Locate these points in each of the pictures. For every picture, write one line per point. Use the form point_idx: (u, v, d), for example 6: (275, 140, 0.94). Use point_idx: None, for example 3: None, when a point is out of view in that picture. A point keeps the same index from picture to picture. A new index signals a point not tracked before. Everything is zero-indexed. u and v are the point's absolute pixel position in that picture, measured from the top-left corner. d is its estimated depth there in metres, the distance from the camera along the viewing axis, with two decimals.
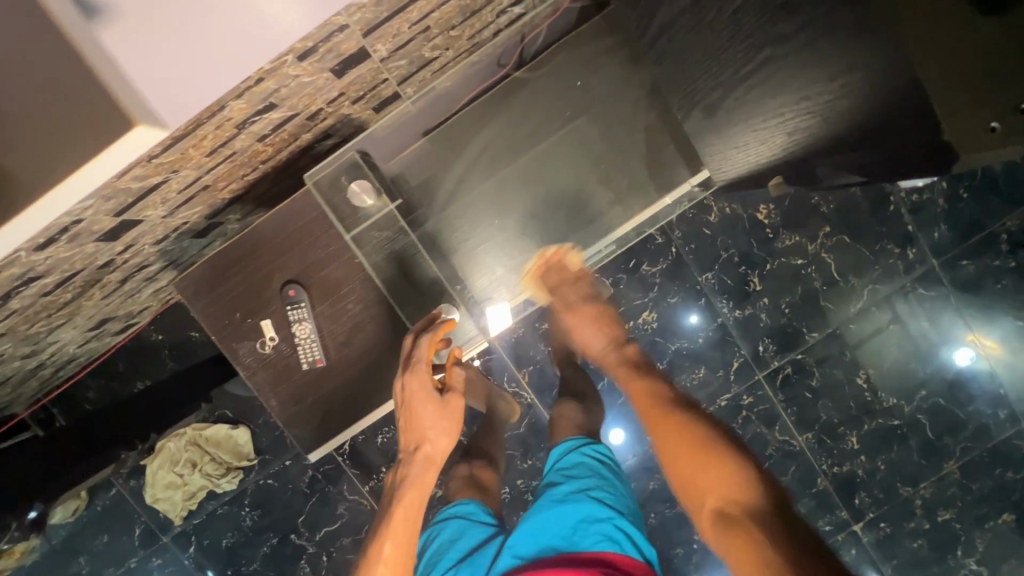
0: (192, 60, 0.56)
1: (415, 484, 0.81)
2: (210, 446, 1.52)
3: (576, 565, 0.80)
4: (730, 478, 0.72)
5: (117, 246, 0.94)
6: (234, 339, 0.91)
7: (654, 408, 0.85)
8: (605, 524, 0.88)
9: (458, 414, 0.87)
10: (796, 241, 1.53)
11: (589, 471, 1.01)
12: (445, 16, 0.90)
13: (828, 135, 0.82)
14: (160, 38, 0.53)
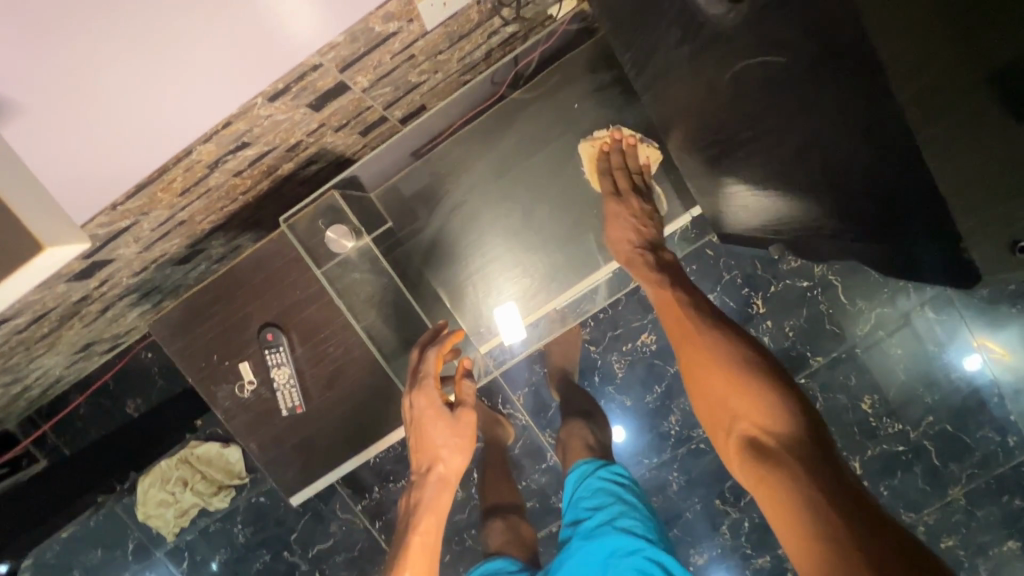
0: (104, 153, 0.64)
1: (431, 509, 0.77)
2: (201, 464, 1.50)
3: None
4: (763, 404, 0.70)
5: (91, 283, 0.90)
6: (212, 383, 0.88)
7: (689, 329, 0.83)
8: (636, 556, 0.85)
9: (472, 426, 0.83)
10: (802, 263, 1.47)
11: (617, 496, 0.95)
12: (430, 44, 0.84)
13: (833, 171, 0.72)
14: (78, 131, 0.60)
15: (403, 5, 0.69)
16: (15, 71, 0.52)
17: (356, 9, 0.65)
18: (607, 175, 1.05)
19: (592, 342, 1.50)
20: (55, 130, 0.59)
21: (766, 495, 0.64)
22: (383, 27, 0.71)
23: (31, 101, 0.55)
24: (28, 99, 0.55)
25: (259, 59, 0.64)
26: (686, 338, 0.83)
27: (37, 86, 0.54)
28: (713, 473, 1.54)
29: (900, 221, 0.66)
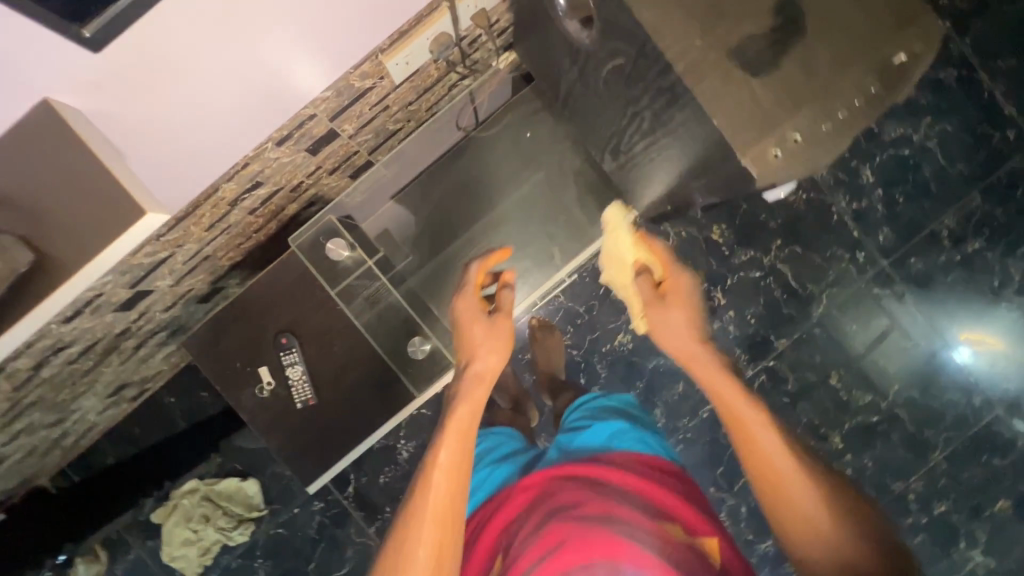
0: (189, 166, 0.81)
1: (468, 398, 0.81)
2: (222, 499, 1.59)
3: (638, 470, 0.83)
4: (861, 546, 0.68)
5: (132, 315, 1.07)
6: (237, 387, 1.03)
7: (775, 451, 0.74)
8: (642, 434, 0.92)
9: (508, 331, 0.91)
10: (751, 256, 1.64)
11: (621, 401, 1.02)
12: (401, 96, 1.06)
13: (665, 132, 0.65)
14: (172, 152, 0.77)
15: (375, 66, 0.90)
16: (127, 119, 0.68)
17: (343, 64, 0.85)
18: (672, 273, 0.97)
19: (574, 347, 1.64)
20: (151, 155, 0.75)
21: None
22: (361, 83, 0.92)
23: (131, 142, 0.71)
24: (133, 137, 0.71)
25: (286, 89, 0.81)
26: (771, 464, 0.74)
27: (140, 127, 0.70)
28: (702, 461, 1.64)
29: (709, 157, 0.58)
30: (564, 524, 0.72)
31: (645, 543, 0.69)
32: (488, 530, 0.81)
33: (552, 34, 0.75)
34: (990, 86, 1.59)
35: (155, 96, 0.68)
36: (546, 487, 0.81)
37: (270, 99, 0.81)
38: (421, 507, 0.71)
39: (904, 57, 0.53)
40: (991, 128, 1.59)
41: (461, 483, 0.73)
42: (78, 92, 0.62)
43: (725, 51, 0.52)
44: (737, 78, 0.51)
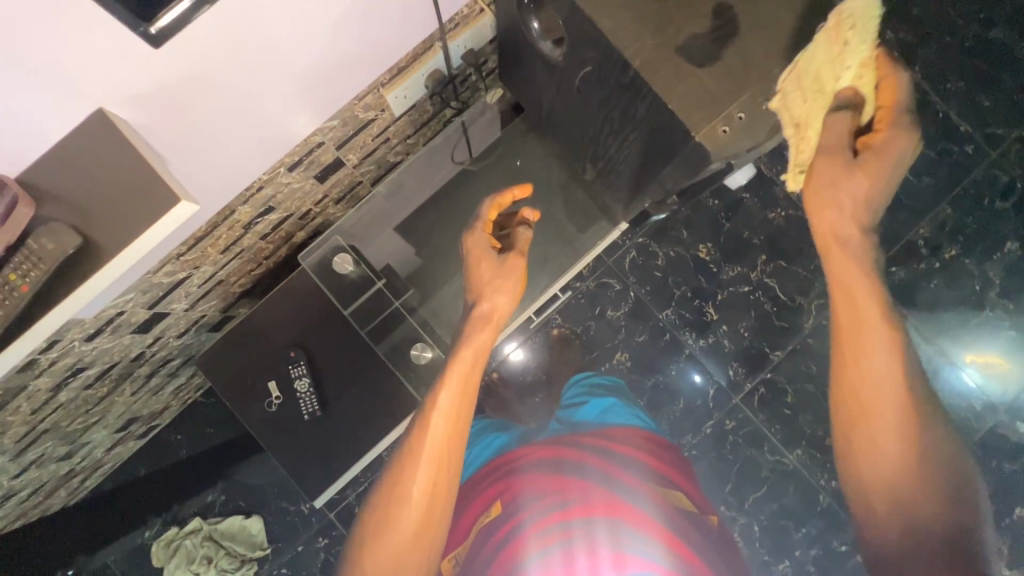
0: (217, 173, 0.87)
1: (473, 341, 0.90)
2: (226, 539, 1.56)
3: (623, 436, 1.06)
4: (930, 498, 0.68)
5: (147, 339, 1.12)
6: (247, 402, 1.06)
7: (878, 392, 0.69)
8: (625, 408, 1.16)
9: (520, 272, 0.95)
10: (739, 271, 1.69)
11: (610, 381, 1.27)
12: (400, 129, 1.17)
13: (626, 131, 0.73)
14: (204, 160, 0.82)
15: (377, 98, 1.01)
16: (167, 128, 0.73)
17: (351, 91, 0.95)
18: (891, 124, 0.66)
19: (573, 368, 1.67)
20: (186, 161, 0.80)
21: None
22: (364, 114, 1.03)
23: (169, 150, 0.76)
24: (171, 144, 0.76)
25: (307, 99, 0.87)
26: (870, 405, 0.70)
27: (178, 135, 0.75)
28: (709, 478, 1.63)
29: (664, 138, 0.65)
30: (568, 481, 0.94)
31: (637, 501, 0.91)
32: (493, 476, 1.02)
33: (529, 58, 0.85)
34: (943, 106, 1.72)
35: (194, 108, 0.73)
36: (552, 451, 1.02)
37: (296, 110, 0.88)
38: (416, 445, 0.85)
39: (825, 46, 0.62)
40: (949, 143, 1.71)
41: (456, 428, 0.86)
42: (126, 103, 0.67)
43: (673, 49, 0.60)
44: (685, 70, 0.60)
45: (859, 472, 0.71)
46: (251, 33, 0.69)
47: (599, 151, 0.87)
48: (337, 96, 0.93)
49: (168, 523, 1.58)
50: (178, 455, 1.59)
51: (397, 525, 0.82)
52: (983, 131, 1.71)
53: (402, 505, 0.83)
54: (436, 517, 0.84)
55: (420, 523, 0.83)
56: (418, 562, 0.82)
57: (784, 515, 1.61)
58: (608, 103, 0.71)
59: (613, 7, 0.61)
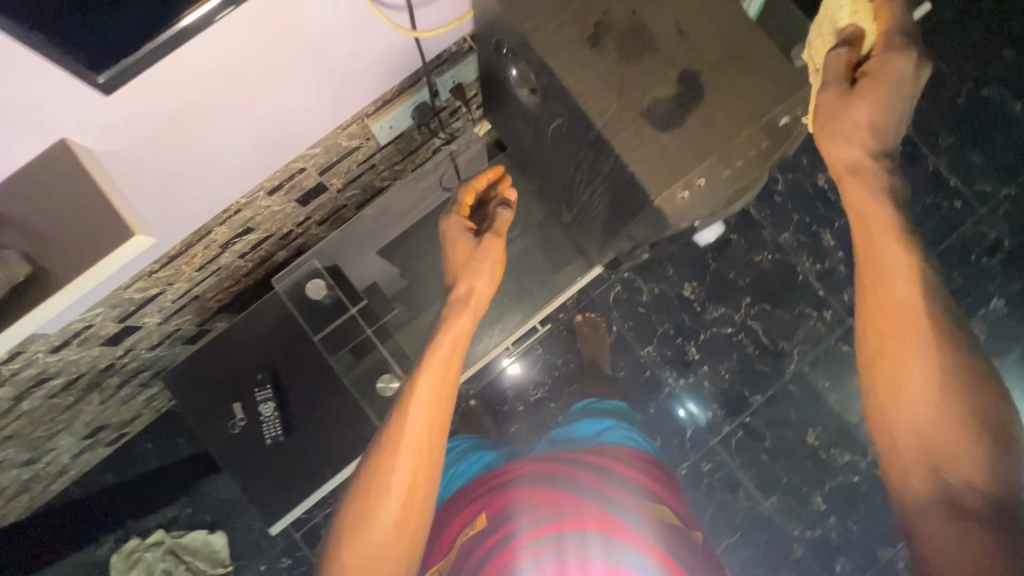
0: (192, 197, 0.89)
1: (453, 322, 0.90)
2: (188, 553, 1.53)
3: (620, 455, 1.03)
4: (974, 457, 0.62)
5: (118, 350, 1.11)
6: (211, 423, 1.05)
7: (906, 340, 0.66)
8: (623, 428, 1.12)
9: (498, 253, 0.96)
10: (722, 312, 1.69)
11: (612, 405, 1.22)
12: (387, 156, 1.18)
13: (595, 183, 0.73)
14: (176, 184, 0.84)
15: (361, 128, 1.02)
16: (133, 155, 0.75)
17: (332, 121, 0.95)
18: (885, 48, 0.70)
19: (551, 399, 1.65)
20: (156, 186, 0.82)
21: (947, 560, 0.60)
22: (349, 142, 1.04)
23: (138, 174, 0.78)
24: (141, 169, 0.77)
25: (283, 128, 0.89)
26: (897, 354, 0.66)
27: (147, 161, 0.77)
28: None
29: (627, 196, 0.66)
30: (562, 496, 0.91)
31: (630, 520, 0.89)
32: (484, 488, 0.98)
33: (508, 101, 0.86)
34: (934, 160, 1.73)
35: (169, 133, 0.75)
36: (545, 464, 0.98)
37: (273, 137, 0.89)
38: (396, 434, 0.82)
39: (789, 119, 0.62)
40: (939, 197, 1.72)
41: (440, 415, 0.84)
42: (90, 134, 0.68)
43: (637, 113, 0.60)
44: (648, 134, 0.60)
45: (888, 420, 0.67)
46: (246, 55, 0.71)
47: (573, 196, 0.88)
48: (317, 126, 0.94)
49: (130, 534, 1.55)
50: (145, 463, 1.56)
51: (376, 521, 0.78)
52: (972, 187, 1.71)
53: (383, 496, 0.79)
54: (415, 512, 0.80)
55: (400, 517, 0.79)
56: (399, 559, 0.79)
57: (755, 563, 1.59)
58: (578, 156, 0.71)
59: (580, 69, 0.61)
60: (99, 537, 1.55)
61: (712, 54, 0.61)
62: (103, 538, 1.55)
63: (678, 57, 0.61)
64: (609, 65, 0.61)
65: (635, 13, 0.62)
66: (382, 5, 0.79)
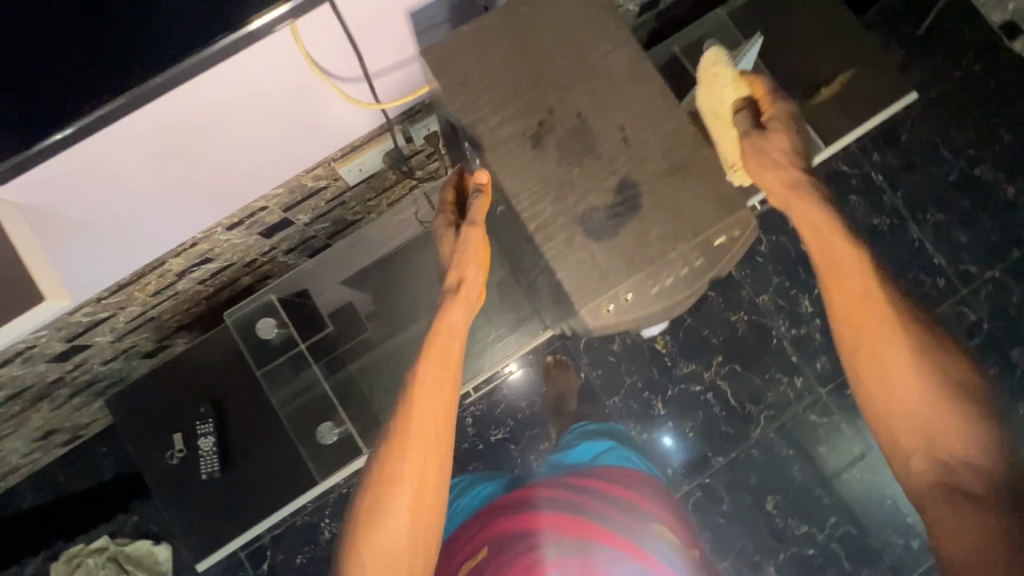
0: (144, 236, 0.89)
1: (448, 314, 0.88)
2: (130, 563, 1.48)
3: (620, 481, 1.00)
4: (966, 438, 0.76)
5: (67, 365, 1.10)
6: (149, 451, 1.04)
7: (888, 354, 0.80)
8: (618, 450, 1.08)
9: (478, 242, 0.88)
10: (692, 369, 1.67)
11: (601, 424, 1.17)
12: (359, 193, 1.17)
13: (540, 272, 0.71)
14: (125, 224, 0.85)
15: (328, 170, 1.00)
16: (74, 203, 0.76)
17: (294, 166, 0.94)
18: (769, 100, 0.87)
19: (512, 441, 1.62)
20: (104, 227, 0.83)
21: (955, 541, 0.72)
22: (315, 182, 1.02)
23: (84, 218, 0.79)
24: (85, 214, 0.78)
25: (240, 173, 0.88)
26: (883, 365, 0.80)
27: (92, 206, 0.78)
28: None
29: (560, 295, 0.64)
30: (589, 524, 0.92)
31: (652, 546, 0.91)
32: (503, 516, 0.96)
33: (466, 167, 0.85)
34: (920, 235, 1.70)
35: (114, 184, 0.77)
36: (569, 491, 0.97)
37: (229, 181, 0.89)
38: (404, 430, 0.86)
39: (727, 238, 0.61)
40: (922, 273, 1.68)
41: (445, 405, 0.88)
42: (21, 189, 0.69)
43: (570, 219, 0.60)
44: (579, 243, 0.59)
45: (885, 411, 0.81)
46: (251, 91, 0.73)
47: (527, 269, 0.86)
48: (277, 171, 0.93)
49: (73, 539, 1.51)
50: (96, 470, 1.53)
51: (393, 507, 0.84)
52: (957, 266, 1.68)
53: (394, 486, 0.85)
54: (427, 500, 0.86)
55: (411, 504, 0.85)
56: (418, 543, 0.84)
57: None
58: (522, 243, 0.70)
59: (517, 168, 0.60)
60: (36, 544, 1.51)
61: (654, 164, 0.60)
62: (38, 545, 1.51)
63: (618, 164, 0.60)
64: (547, 168, 0.60)
65: (581, 116, 0.61)
66: (336, 78, 0.79)
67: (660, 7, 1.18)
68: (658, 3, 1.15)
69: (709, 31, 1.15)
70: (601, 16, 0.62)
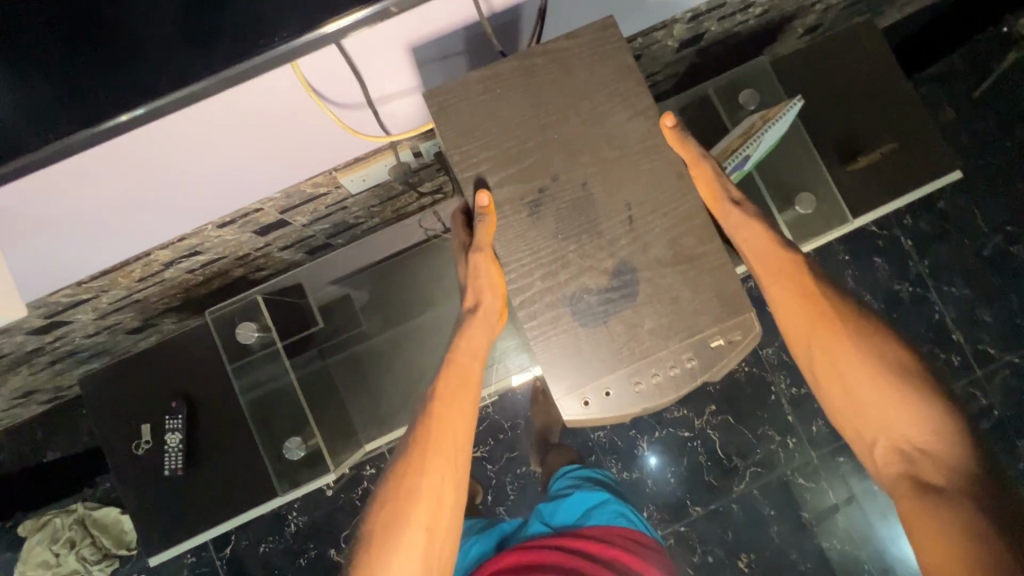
0: (133, 232, 0.85)
1: (468, 334, 0.74)
2: (96, 528, 1.47)
3: (620, 542, 0.89)
4: (923, 422, 0.66)
5: (47, 337, 1.09)
6: (118, 437, 1.04)
7: (837, 353, 0.70)
8: (614, 503, 0.98)
9: (495, 270, 0.71)
10: (683, 414, 1.62)
11: (601, 475, 1.08)
12: (362, 201, 1.11)
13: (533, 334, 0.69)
14: (112, 222, 0.81)
15: (329, 178, 0.94)
16: (59, 203, 0.72)
17: (298, 176, 0.88)
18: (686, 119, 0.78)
19: (489, 460, 1.59)
20: (92, 225, 0.79)
21: (928, 545, 0.61)
22: (314, 189, 0.96)
23: (69, 216, 0.75)
24: (70, 212, 0.74)
25: (240, 180, 0.83)
26: (841, 368, 0.70)
27: (79, 206, 0.74)
28: None
29: None
30: None
31: None
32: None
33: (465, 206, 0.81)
34: (942, 308, 1.61)
35: (101, 181, 0.71)
36: (564, 553, 0.86)
37: (227, 186, 0.83)
38: (422, 446, 0.71)
39: (722, 340, 0.70)
40: (937, 348, 1.60)
41: (466, 421, 0.73)
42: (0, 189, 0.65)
43: (560, 298, 0.70)
44: (564, 324, 0.70)
45: (844, 416, 0.71)
46: (253, 100, 0.67)
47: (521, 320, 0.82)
48: (281, 178, 0.87)
49: (44, 496, 1.51)
50: (76, 434, 1.52)
51: (403, 539, 0.67)
52: (975, 345, 1.60)
53: (407, 516, 0.68)
54: (443, 536, 0.69)
55: (426, 542, 0.68)
56: None
57: None
58: None
59: (519, 233, 0.70)
60: (8, 496, 1.52)
61: (656, 251, 0.70)
62: (10, 497, 1.51)
63: (617, 247, 0.70)
64: None
65: (585, 186, 0.71)
66: (337, 105, 0.74)
67: (701, 45, 1.11)
68: (700, 40, 1.08)
69: (744, 80, 1.10)
70: (604, 112, 0.71)
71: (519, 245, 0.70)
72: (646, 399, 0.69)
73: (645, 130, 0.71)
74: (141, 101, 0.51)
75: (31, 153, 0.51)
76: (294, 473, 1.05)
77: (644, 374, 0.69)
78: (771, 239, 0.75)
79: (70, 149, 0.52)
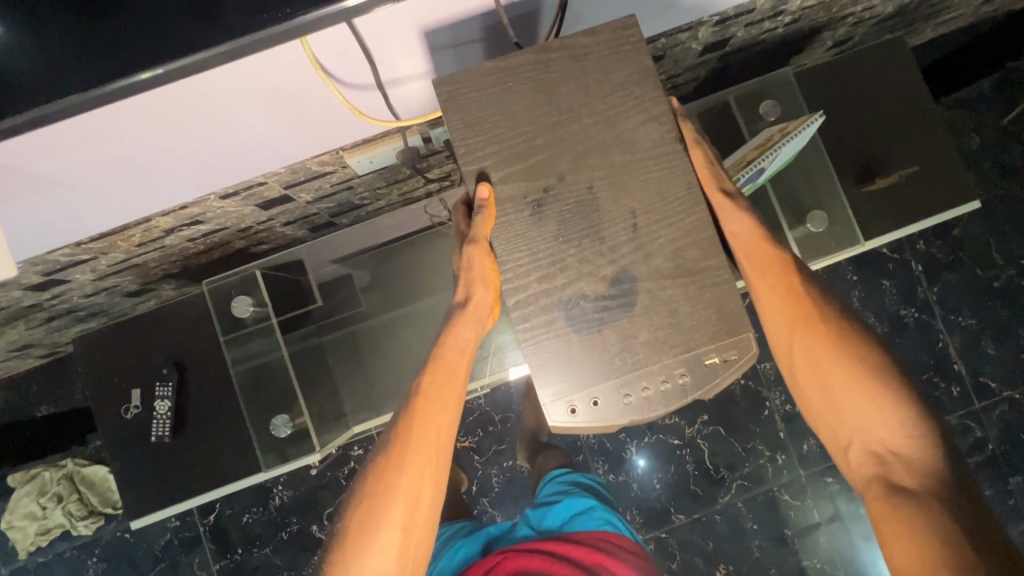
0: (137, 199, 0.85)
1: (457, 327, 0.73)
2: (83, 485, 1.49)
3: (604, 549, 0.89)
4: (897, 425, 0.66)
5: (44, 294, 1.09)
6: (107, 400, 1.04)
7: (817, 356, 0.69)
8: (601, 510, 0.97)
9: (489, 264, 0.70)
10: (674, 422, 1.61)
11: (590, 480, 1.08)
12: (368, 181, 1.09)
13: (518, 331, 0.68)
14: (115, 187, 0.81)
15: (336, 157, 0.92)
16: (60, 165, 0.71)
17: (304, 154, 0.87)
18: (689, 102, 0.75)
19: (477, 451, 1.60)
20: (94, 188, 0.79)
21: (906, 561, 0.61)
22: (320, 167, 0.95)
23: (71, 178, 0.75)
24: (72, 175, 0.74)
25: (244, 154, 0.82)
26: (822, 375, 0.69)
27: (81, 170, 0.74)
28: None
29: None
30: None
31: None
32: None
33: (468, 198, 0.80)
34: (946, 337, 1.59)
35: (103, 147, 0.71)
36: (548, 559, 0.86)
37: (231, 160, 0.82)
38: (402, 443, 0.70)
39: (717, 358, 0.68)
40: (938, 377, 1.58)
41: (448, 420, 0.71)
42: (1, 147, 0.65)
43: (555, 302, 0.69)
44: (558, 328, 0.69)
45: (819, 416, 0.70)
46: (258, 74, 0.65)
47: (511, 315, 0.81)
48: (287, 155, 0.86)
49: (34, 449, 1.53)
50: (70, 391, 1.53)
51: (378, 535, 0.68)
52: (976, 378, 1.58)
53: (384, 513, 0.68)
54: (418, 534, 0.69)
55: (401, 539, 0.68)
56: None
57: None
58: None
59: (520, 232, 0.69)
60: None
61: (658, 262, 0.69)
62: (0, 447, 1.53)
63: (619, 254, 0.69)
64: None
65: (591, 190, 0.69)
66: (343, 84, 0.72)
67: (726, 50, 1.08)
68: (725, 45, 1.05)
69: (766, 90, 1.08)
70: (616, 115, 0.69)
71: (519, 244, 0.69)
72: (634, 412, 0.68)
73: (658, 136, 0.70)
74: (138, 68, 0.50)
75: (24, 112, 0.50)
76: (279, 449, 1.05)
77: (633, 387, 0.68)
78: (760, 236, 0.72)
79: (63, 113, 0.51)
